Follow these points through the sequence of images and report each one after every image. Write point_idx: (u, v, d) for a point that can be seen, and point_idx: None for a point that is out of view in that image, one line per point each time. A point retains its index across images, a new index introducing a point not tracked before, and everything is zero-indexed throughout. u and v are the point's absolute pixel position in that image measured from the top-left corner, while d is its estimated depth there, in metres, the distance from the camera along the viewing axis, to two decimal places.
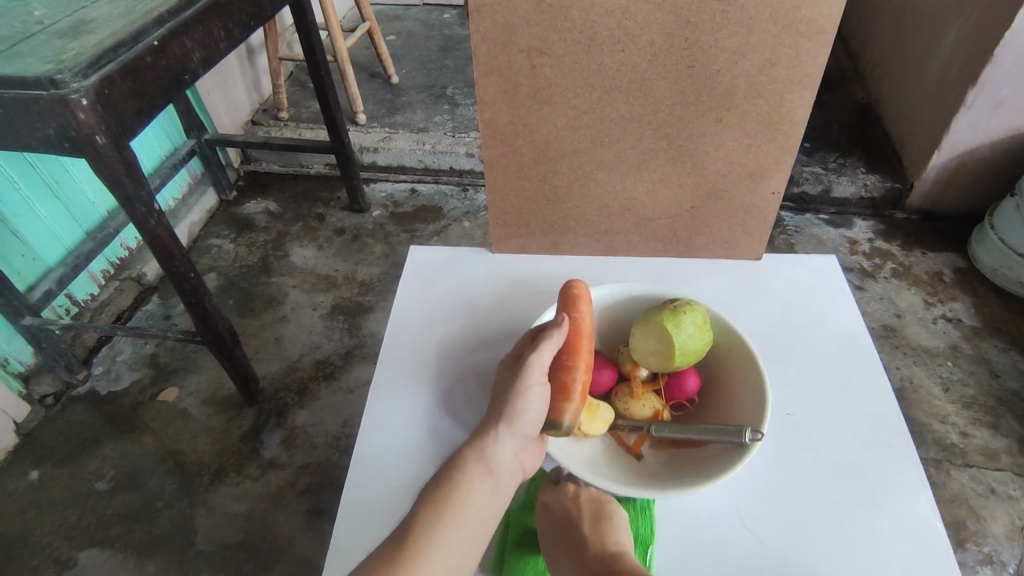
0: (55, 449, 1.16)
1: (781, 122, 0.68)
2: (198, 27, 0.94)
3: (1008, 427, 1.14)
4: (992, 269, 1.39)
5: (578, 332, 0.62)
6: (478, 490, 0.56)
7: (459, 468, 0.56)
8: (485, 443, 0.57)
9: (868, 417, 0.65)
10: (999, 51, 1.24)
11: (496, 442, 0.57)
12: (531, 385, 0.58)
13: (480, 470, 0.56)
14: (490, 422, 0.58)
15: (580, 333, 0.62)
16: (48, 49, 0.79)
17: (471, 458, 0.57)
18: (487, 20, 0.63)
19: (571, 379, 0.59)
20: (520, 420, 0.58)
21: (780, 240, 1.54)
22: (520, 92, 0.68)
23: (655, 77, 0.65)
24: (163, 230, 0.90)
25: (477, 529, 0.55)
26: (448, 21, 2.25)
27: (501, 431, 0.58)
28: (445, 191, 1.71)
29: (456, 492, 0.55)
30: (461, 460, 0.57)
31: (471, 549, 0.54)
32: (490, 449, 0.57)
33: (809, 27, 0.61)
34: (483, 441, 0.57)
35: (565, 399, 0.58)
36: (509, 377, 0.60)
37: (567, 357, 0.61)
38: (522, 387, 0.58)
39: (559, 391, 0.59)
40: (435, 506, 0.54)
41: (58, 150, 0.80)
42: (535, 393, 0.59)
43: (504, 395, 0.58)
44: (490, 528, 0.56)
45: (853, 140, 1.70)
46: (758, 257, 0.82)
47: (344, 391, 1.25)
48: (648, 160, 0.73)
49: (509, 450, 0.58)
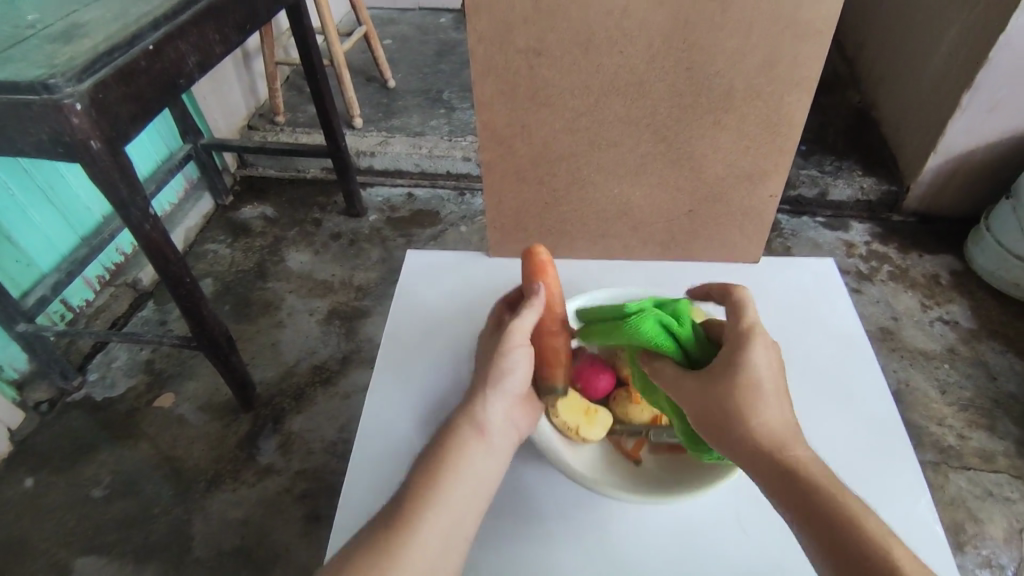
0: (50, 456, 1.15)
1: (779, 124, 0.68)
2: (193, 30, 0.94)
3: (1005, 428, 1.14)
4: (989, 271, 1.39)
5: (551, 299, 0.64)
6: (473, 455, 0.55)
7: (450, 434, 0.55)
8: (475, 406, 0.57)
9: (866, 420, 0.65)
10: (995, 53, 1.25)
11: (485, 403, 0.57)
12: (514, 346, 0.58)
13: (472, 433, 0.55)
14: (478, 390, 0.58)
15: (553, 299, 0.64)
16: (41, 54, 0.79)
17: (463, 423, 0.56)
18: (484, 22, 0.62)
19: (554, 344, 0.63)
20: (507, 383, 0.58)
21: (777, 243, 1.54)
22: (518, 95, 0.67)
23: (653, 79, 0.65)
24: (158, 234, 0.89)
25: (473, 489, 0.53)
26: (444, 26, 2.25)
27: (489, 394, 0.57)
28: (442, 195, 1.71)
29: (450, 456, 0.54)
30: (453, 432, 0.56)
31: (469, 511, 0.52)
32: (479, 412, 0.56)
33: (808, 28, 0.60)
34: (473, 406, 0.57)
35: (555, 363, 0.63)
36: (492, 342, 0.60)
37: (548, 325, 0.64)
38: (506, 350, 0.58)
39: (547, 356, 0.63)
40: (432, 471, 0.53)
41: (52, 155, 0.80)
42: (520, 354, 0.59)
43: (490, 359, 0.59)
44: (488, 489, 0.54)
45: (850, 142, 1.70)
46: (756, 260, 0.82)
47: (341, 396, 1.25)
48: (646, 164, 0.73)
49: (501, 412, 0.57)
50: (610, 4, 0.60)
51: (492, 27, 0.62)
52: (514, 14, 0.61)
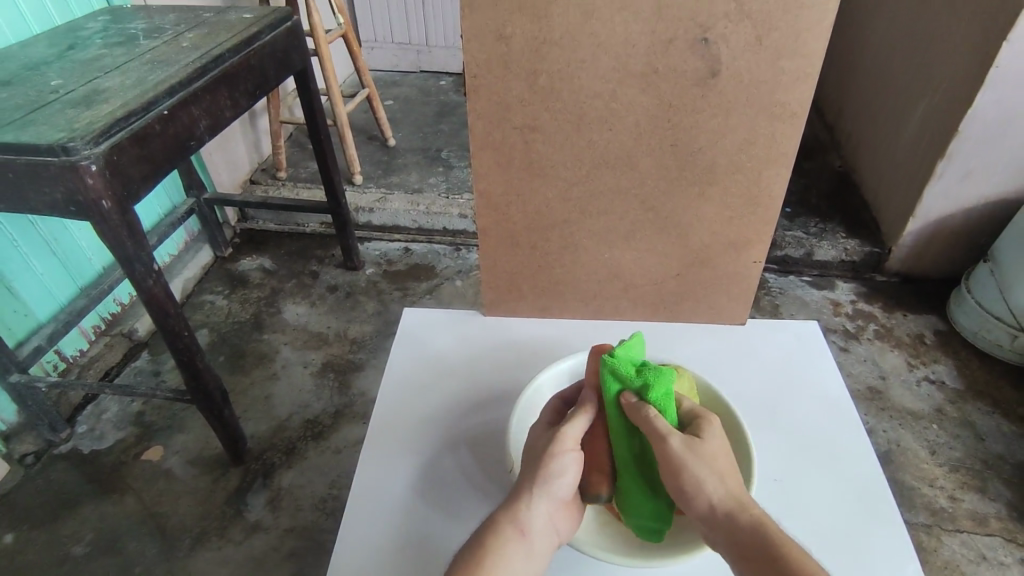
0: (32, 511, 1.13)
1: (760, 196, 0.71)
2: (206, 96, 0.99)
3: (996, 490, 1.15)
4: (972, 332, 1.43)
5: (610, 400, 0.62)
6: (512, 556, 0.55)
7: (492, 533, 0.56)
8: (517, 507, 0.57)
9: (853, 484, 0.66)
10: (964, 126, 1.32)
11: (529, 505, 0.57)
12: (565, 449, 0.59)
13: (514, 533, 0.56)
14: (523, 488, 0.58)
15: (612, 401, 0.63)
16: (61, 118, 0.83)
17: (505, 523, 0.56)
18: (483, 100, 0.66)
19: (603, 452, 0.61)
20: (553, 485, 0.58)
21: (765, 301, 1.58)
22: (514, 165, 0.71)
23: (641, 153, 0.69)
24: (160, 289, 0.91)
25: None
26: (443, 88, 2.35)
27: (534, 495, 0.57)
28: (438, 250, 1.75)
29: (489, 557, 0.55)
30: (495, 528, 0.56)
31: None
32: (521, 512, 0.57)
33: (784, 111, 0.65)
34: (517, 506, 0.57)
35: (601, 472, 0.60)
36: (541, 441, 0.60)
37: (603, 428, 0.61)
38: (555, 453, 0.59)
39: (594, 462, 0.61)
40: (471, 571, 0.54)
41: (63, 213, 0.83)
42: (569, 457, 0.59)
43: (535, 458, 0.59)
44: None
45: (832, 205, 1.77)
46: (743, 322, 0.85)
47: (332, 451, 1.24)
48: (635, 231, 0.76)
49: (544, 514, 0.57)
50: (600, 87, 0.65)
51: (490, 104, 0.66)
52: (510, 94, 0.66)
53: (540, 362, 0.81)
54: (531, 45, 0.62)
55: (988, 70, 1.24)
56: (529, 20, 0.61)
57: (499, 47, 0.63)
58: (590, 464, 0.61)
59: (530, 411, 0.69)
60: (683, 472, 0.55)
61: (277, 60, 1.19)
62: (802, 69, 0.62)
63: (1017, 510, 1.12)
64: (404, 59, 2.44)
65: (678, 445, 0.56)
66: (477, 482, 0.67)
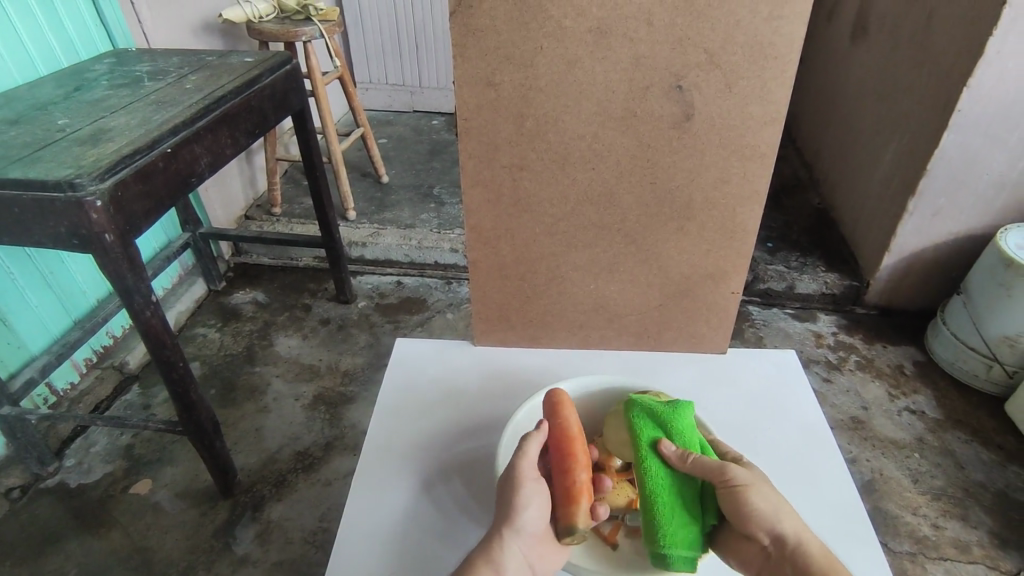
0: (16, 546, 1.12)
1: (735, 230, 0.76)
2: (208, 135, 1.03)
3: (978, 518, 1.17)
4: (949, 362, 1.47)
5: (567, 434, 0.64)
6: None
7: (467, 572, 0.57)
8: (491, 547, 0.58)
9: (831, 505, 0.68)
10: (932, 165, 1.38)
11: (503, 543, 0.57)
12: (527, 482, 0.60)
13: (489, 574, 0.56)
14: (496, 526, 0.59)
15: (569, 434, 0.64)
16: (68, 155, 0.87)
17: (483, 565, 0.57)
18: (473, 140, 0.70)
19: (574, 481, 0.60)
20: (524, 520, 0.58)
21: (749, 333, 1.62)
22: (503, 201, 0.75)
23: (622, 191, 0.73)
24: (158, 320, 0.93)
25: None
26: (436, 127, 2.42)
27: (508, 533, 0.58)
28: (429, 284, 1.78)
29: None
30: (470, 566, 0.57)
31: None
32: (497, 551, 0.57)
33: (753, 151, 0.69)
34: (492, 543, 0.58)
35: (573, 502, 0.59)
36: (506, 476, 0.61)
37: (566, 459, 0.62)
38: (522, 487, 0.59)
39: (565, 494, 0.60)
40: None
41: (66, 246, 0.85)
42: (534, 491, 0.60)
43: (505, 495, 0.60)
44: None
45: (812, 240, 1.83)
46: (723, 350, 0.88)
47: (322, 483, 1.24)
48: (617, 263, 0.80)
49: (517, 552, 0.58)
50: (582, 130, 0.69)
51: (480, 145, 0.71)
52: (499, 135, 0.70)
53: (528, 390, 0.83)
54: (518, 91, 0.67)
55: (951, 114, 1.31)
56: (517, 67, 0.65)
57: (489, 92, 0.67)
58: (562, 497, 0.60)
59: (518, 438, 0.71)
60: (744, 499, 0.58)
61: (276, 102, 1.24)
62: (768, 114, 0.66)
63: (999, 538, 1.14)
64: (398, 99, 2.52)
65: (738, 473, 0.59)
66: (466, 507, 0.69)
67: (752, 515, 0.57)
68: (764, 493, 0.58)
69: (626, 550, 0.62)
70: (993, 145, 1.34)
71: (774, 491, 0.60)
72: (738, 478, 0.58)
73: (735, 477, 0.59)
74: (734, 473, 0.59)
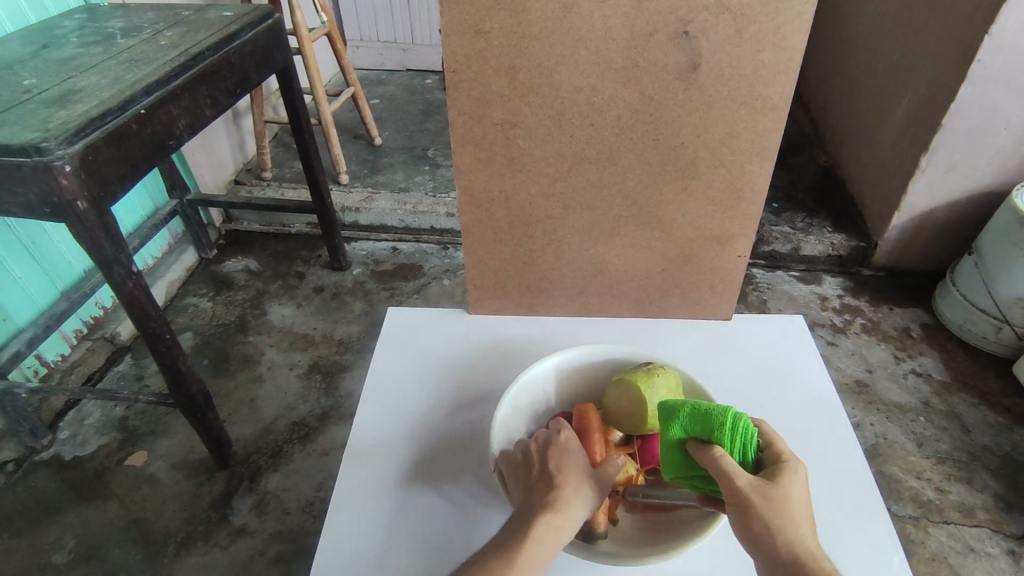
0: (12, 520, 1.11)
1: (743, 189, 0.71)
2: (185, 94, 0.98)
3: (982, 481, 1.15)
4: (957, 324, 1.44)
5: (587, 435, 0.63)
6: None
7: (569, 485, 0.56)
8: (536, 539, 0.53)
9: (840, 477, 0.66)
10: (947, 120, 1.32)
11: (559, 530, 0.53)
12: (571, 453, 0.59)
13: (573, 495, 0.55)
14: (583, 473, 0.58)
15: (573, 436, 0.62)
16: (34, 118, 0.82)
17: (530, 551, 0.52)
18: (462, 94, 0.65)
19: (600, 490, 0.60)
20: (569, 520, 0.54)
21: (753, 297, 1.58)
22: (495, 161, 0.70)
23: (624, 149, 0.69)
24: (141, 291, 0.90)
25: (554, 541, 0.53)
26: (429, 86, 2.34)
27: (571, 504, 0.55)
28: (425, 249, 1.74)
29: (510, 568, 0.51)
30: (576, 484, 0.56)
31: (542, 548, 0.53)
32: (543, 539, 0.53)
33: (764, 103, 0.64)
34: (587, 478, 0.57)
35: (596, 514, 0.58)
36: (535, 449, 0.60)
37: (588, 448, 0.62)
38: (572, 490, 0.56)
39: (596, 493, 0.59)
40: None
41: (38, 215, 0.81)
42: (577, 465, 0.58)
43: (544, 479, 0.57)
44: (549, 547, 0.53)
45: (818, 200, 1.78)
46: (728, 316, 0.85)
47: (319, 453, 1.23)
48: (618, 227, 0.76)
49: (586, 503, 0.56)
50: (580, 81, 0.64)
51: (470, 100, 0.66)
52: (491, 87, 0.65)
53: (526, 359, 0.80)
54: (510, 39, 0.61)
55: (971, 63, 1.25)
56: (508, 13, 0.60)
57: (479, 42, 0.62)
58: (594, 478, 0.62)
59: (513, 409, 0.67)
60: (749, 518, 0.50)
61: (259, 59, 1.17)
62: (783, 62, 0.61)
63: (1003, 501, 1.13)
64: (390, 58, 2.43)
65: (747, 483, 0.51)
66: (469, 488, 0.66)
67: (753, 539, 0.50)
68: (767, 513, 0.49)
69: (626, 526, 0.60)
70: (1014, 96, 1.27)
71: (797, 540, 0.49)
72: (743, 488, 0.51)
73: (744, 489, 0.51)
74: (740, 483, 0.51)
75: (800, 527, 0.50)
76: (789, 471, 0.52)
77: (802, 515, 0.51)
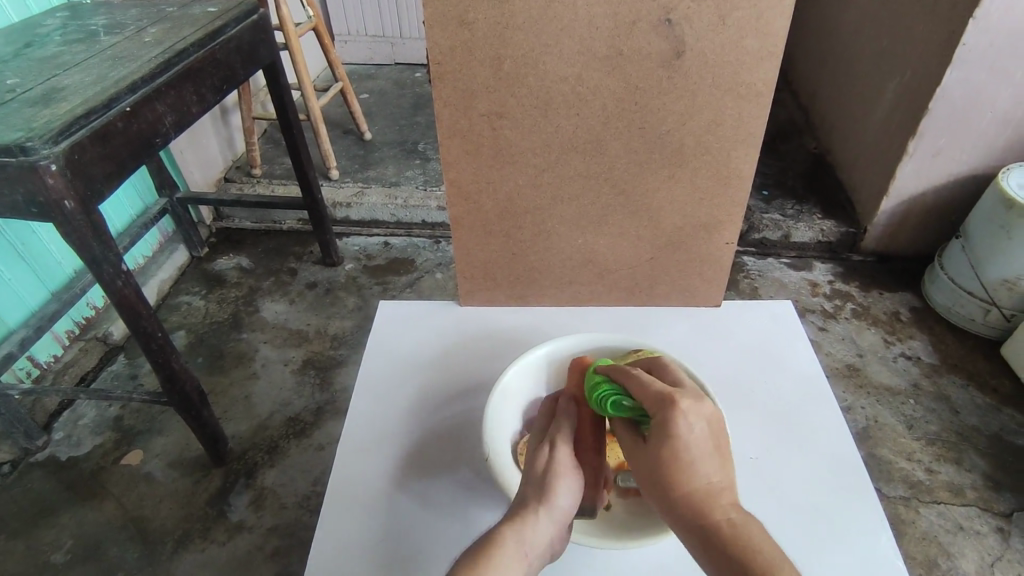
0: (9, 521, 1.11)
1: (730, 177, 0.72)
2: (170, 92, 0.97)
3: (971, 461, 1.17)
4: (946, 307, 1.45)
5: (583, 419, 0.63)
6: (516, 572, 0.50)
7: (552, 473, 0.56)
8: (505, 556, 0.51)
9: (829, 460, 0.67)
10: (934, 105, 1.33)
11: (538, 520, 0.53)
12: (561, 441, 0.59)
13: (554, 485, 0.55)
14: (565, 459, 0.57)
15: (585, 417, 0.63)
16: (18, 117, 0.81)
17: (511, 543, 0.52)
18: (447, 87, 0.65)
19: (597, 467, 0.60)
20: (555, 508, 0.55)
21: (744, 284, 1.59)
22: (482, 152, 0.71)
23: (610, 138, 0.69)
24: (131, 290, 0.90)
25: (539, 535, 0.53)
26: (418, 80, 2.33)
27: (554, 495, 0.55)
28: (417, 243, 1.74)
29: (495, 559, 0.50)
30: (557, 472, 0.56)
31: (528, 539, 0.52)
32: (528, 529, 0.53)
33: (748, 90, 0.65)
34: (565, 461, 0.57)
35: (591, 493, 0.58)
36: (540, 466, 0.57)
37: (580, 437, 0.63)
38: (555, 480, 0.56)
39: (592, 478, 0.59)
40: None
41: (25, 215, 0.81)
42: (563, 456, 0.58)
43: (537, 497, 0.55)
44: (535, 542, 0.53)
45: (808, 186, 1.79)
46: (718, 303, 0.85)
47: (315, 448, 1.24)
48: (606, 216, 0.76)
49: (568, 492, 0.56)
50: (565, 71, 0.64)
51: (455, 91, 0.66)
52: (476, 79, 0.65)
53: (519, 349, 0.81)
54: (493, 30, 0.62)
55: (956, 48, 1.25)
56: (491, 4, 0.60)
57: (463, 33, 0.62)
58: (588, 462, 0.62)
59: (506, 398, 0.68)
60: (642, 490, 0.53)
61: (244, 55, 1.16)
62: (766, 48, 0.62)
63: (992, 480, 1.14)
64: (378, 51, 2.42)
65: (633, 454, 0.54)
66: (465, 476, 0.67)
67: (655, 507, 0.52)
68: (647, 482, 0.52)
69: (619, 512, 0.60)
70: (998, 80, 1.28)
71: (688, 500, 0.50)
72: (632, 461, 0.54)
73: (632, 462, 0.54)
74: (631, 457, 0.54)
75: (685, 489, 0.50)
76: (662, 429, 0.52)
77: (686, 474, 0.51)
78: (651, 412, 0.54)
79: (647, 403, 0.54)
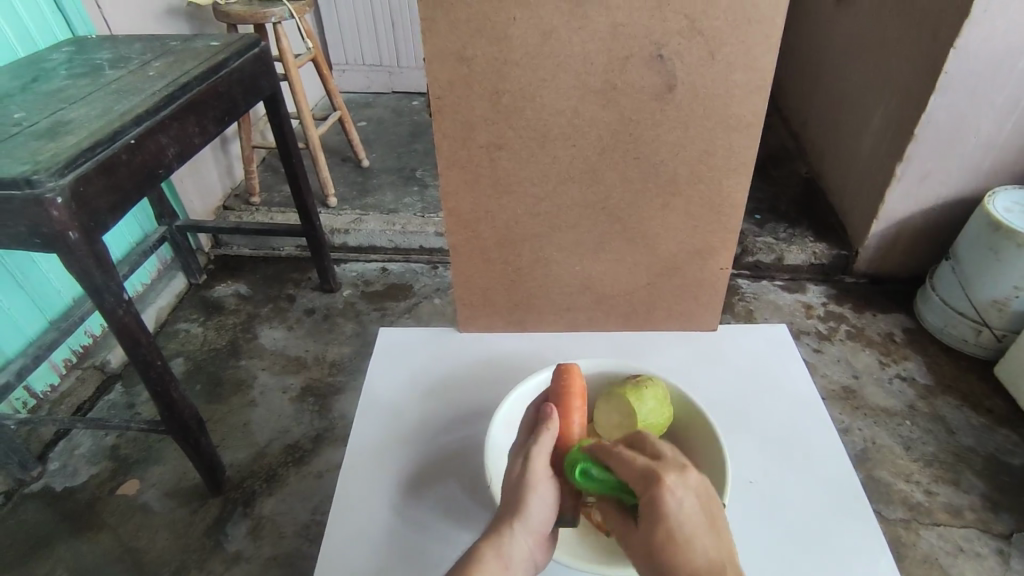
0: (3, 554, 1.10)
1: (722, 205, 0.74)
2: (174, 124, 0.99)
3: (969, 482, 1.17)
4: (938, 328, 1.47)
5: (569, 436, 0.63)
6: None
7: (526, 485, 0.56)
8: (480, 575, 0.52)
9: (826, 482, 0.67)
10: (919, 130, 1.37)
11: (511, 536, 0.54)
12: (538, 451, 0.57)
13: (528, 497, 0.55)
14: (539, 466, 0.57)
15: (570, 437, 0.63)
16: (24, 151, 0.82)
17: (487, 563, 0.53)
18: (447, 119, 0.67)
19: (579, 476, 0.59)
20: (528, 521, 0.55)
21: (739, 307, 1.61)
22: (481, 182, 0.72)
23: (605, 168, 0.71)
24: (131, 318, 0.90)
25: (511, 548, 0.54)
26: (416, 108, 2.37)
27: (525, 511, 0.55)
28: (415, 269, 1.75)
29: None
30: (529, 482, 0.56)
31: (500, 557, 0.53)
32: (500, 549, 0.53)
33: (738, 121, 0.67)
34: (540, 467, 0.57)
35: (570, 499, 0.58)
36: (515, 476, 0.57)
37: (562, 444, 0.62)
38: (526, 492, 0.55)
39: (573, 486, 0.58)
40: None
41: (28, 247, 0.82)
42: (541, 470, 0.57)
43: (512, 511, 0.55)
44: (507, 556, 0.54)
45: (800, 210, 1.82)
46: (714, 327, 0.87)
47: (314, 476, 1.23)
48: (603, 243, 0.78)
49: (542, 501, 0.56)
50: (562, 104, 0.66)
51: (454, 124, 0.68)
52: (475, 112, 0.67)
53: (519, 374, 0.82)
54: (491, 65, 0.64)
55: (938, 76, 1.29)
56: (489, 40, 0.62)
57: (462, 68, 0.64)
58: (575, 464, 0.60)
59: (507, 423, 0.68)
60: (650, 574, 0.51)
61: (246, 87, 1.19)
62: (754, 82, 0.64)
63: (991, 501, 1.14)
64: (376, 80, 2.46)
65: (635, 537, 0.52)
66: (466, 499, 0.67)
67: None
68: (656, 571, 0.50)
69: None
70: (981, 106, 1.32)
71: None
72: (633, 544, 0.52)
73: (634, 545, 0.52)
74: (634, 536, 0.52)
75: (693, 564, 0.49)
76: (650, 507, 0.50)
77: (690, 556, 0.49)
78: (638, 490, 0.51)
79: (630, 480, 0.52)
